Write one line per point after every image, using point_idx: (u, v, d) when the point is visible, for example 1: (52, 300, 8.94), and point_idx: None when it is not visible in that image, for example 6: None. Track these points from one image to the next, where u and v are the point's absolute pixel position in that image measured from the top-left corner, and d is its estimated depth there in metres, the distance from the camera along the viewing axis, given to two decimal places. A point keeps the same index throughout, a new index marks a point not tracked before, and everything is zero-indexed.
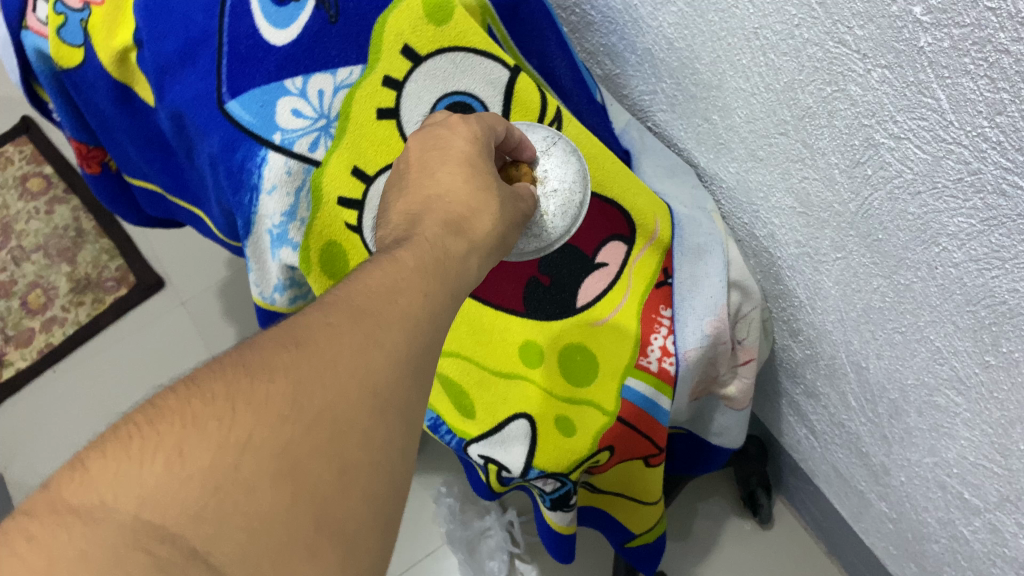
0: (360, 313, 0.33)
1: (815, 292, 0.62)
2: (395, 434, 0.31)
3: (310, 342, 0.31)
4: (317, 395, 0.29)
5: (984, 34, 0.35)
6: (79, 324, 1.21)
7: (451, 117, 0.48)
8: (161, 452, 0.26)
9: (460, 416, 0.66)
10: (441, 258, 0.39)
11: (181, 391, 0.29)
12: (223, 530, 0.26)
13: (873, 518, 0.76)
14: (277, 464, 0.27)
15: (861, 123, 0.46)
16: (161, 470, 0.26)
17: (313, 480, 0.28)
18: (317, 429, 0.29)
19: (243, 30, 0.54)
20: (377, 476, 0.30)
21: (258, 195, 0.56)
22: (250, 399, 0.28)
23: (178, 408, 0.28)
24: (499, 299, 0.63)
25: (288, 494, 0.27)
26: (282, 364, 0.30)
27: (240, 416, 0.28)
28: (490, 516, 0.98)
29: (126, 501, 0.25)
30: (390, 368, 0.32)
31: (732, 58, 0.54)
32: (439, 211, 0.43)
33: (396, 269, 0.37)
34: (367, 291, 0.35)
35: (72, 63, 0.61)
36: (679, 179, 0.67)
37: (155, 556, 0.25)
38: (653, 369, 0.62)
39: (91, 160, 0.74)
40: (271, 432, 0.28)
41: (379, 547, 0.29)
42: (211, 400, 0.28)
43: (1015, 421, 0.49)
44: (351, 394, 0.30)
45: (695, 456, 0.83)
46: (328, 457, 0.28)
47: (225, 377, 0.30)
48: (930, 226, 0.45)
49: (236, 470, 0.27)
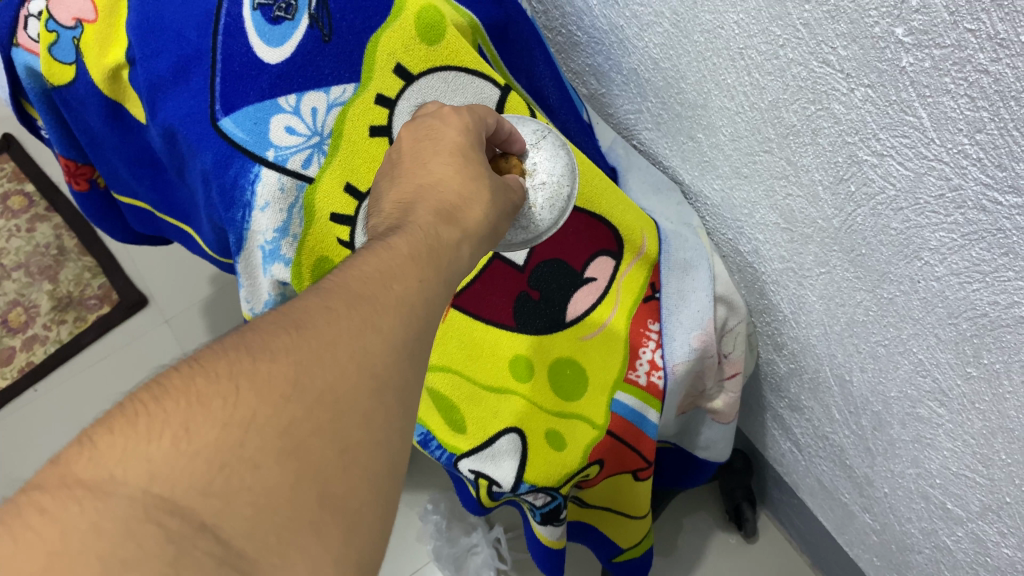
0: (358, 298, 0.34)
1: (798, 306, 0.63)
2: (393, 416, 0.32)
3: (309, 325, 0.32)
4: (317, 376, 0.30)
5: (964, 55, 0.37)
6: (60, 342, 1.20)
7: (443, 109, 0.50)
8: (167, 429, 0.27)
9: (450, 431, 0.64)
10: (434, 245, 0.40)
11: (184, 368, 0.30)
12: (232, 506, 0.27)
13: (856, 530, 0.77)
14: (282, 442, 0.28)
15: (844, 140, 0.47)
16: (168, 446, 0.27)
17: (317, 459, 0.29)
18: (319, 409, 0.30)
19: (238, 48, 0.55)
20: (377, 452, 0.31)
21: (250, 213, 0.57)
22: (252, 379, 0.29)
23: (182, 387, 0.29)
24: (489, 313, 0.64)
25: (291, 474, 0.28)
26: (282, 346, 0.31)
27: (243, 396, 0.29)
28: (477, 533, 0.97)
29: (134, 475, 0.26)
30: (388, 354, 0.33)
31: (717, 77, 0.55)
32: (432, 200, 0.44)
33: (391, 257, 0.37)
34: (363, 276, 0.35)
35: (64, 80, 0.61)
36: (664, 197, 0.68)
37: (166, 528, 0.25)
38: (642, 383, 0.64)
39: (79, 177, 0.74)
40: (274, 412, 0.29)
41: (380, 522, 0.30)
42: (215, 378, 0.29)
43: (996, 431, 0.50)
44: (350, 374, 0.31)
45: (681, 470, 0.84)
46: (329, 437, 0.29)
47: (227, 356, 0.30)
48: (912, 241, 0.47)
49: (241, 448, 0.28)
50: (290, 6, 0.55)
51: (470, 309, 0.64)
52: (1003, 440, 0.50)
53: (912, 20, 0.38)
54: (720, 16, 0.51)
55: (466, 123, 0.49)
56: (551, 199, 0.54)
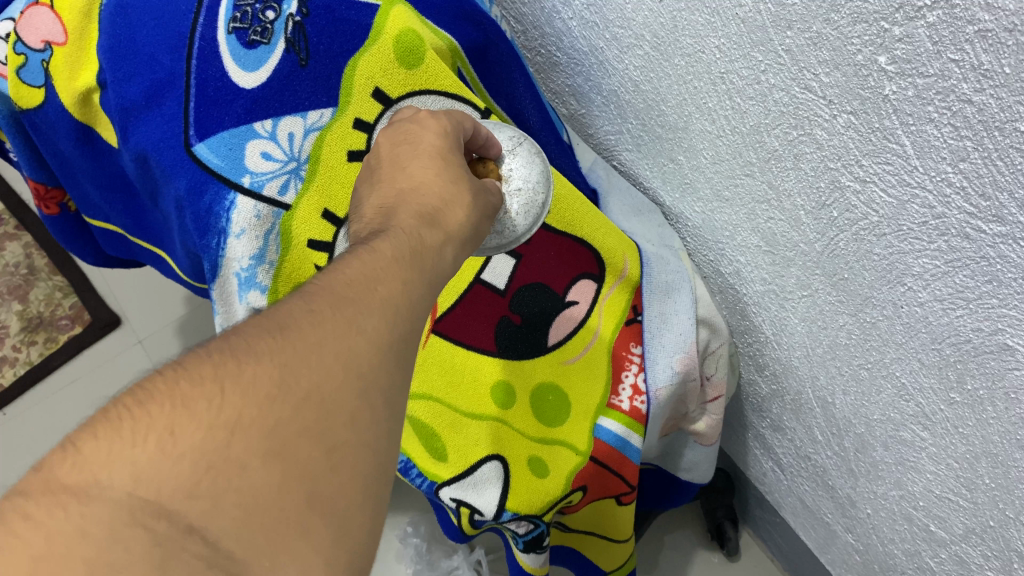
0: (339, 299, 0.33)
1: (780, 328, 0.62)
2: (381, 416, 0.31)
3: (294, 326, 0.31)
4: (304, 376, 0.29)
5: (947, 84, 0.36)
6: (30, 364, 1.17)
7: (420, 114, 0.49)
8: (152, 432, 0.26)
9: (430, 458, 0.63)
10: (418, 248, 0.39)
11: (168, 372, 0.28)
12: (218, 507, 0.26)
13: (839, 550, 0.77)
14: (267, 444, 0.27)
15: (827, 165, 0.47)
16: (153, 450, 0.26)
17: (304, 461, 0.28)
18: (307, 409, 0.28)
19: (213, 72, 0.54)
20: (365, 451, 0.30)
21: (226, 239, 0.56)
22: (238, 380, 0.28)
23: (167, 389, 0.27)
24: (470, 339, 0.63)
25: (279, 475, 0.27)
26: (267, 348, 0.29)
27: (228, 397, 0.27)
28: (457, 556, 0.95)
29: (119, 478, 0.25)
30: (374, 353, 0.32)
31: (698, 101, 0.55)
32: (414, 203, 0.43)
33: (374, 259, 0.36)
34: (347, 280, 0.34)
35: (33, 103, 0.60)
36: (645, 218, 0.67)
37: (153, 531, 0.24)
38: (625, 408, 0.63)
39: (49, 201, 0.72)
40: (261, 412, 0.28)
41: (368, 520, 0.29)
42: (199, 380, 0.28)
43: (979, 455, 0.49)
44: (337, 374, 0.30)
45: (664, 491, 0.83)
46: (317, 437, 0.28)
47: (212, 358, 0.29)
48: (895, 266, 0.47)
49: (227, 449, 0.27)
50: (266, 30, 0.54)
51: (453, 336, 0.63)
52: (987, 465, 0.49)
53: (896, 49, 0.38)
54: (701, 41, 0.51)
55: (444, 127, 0.48)
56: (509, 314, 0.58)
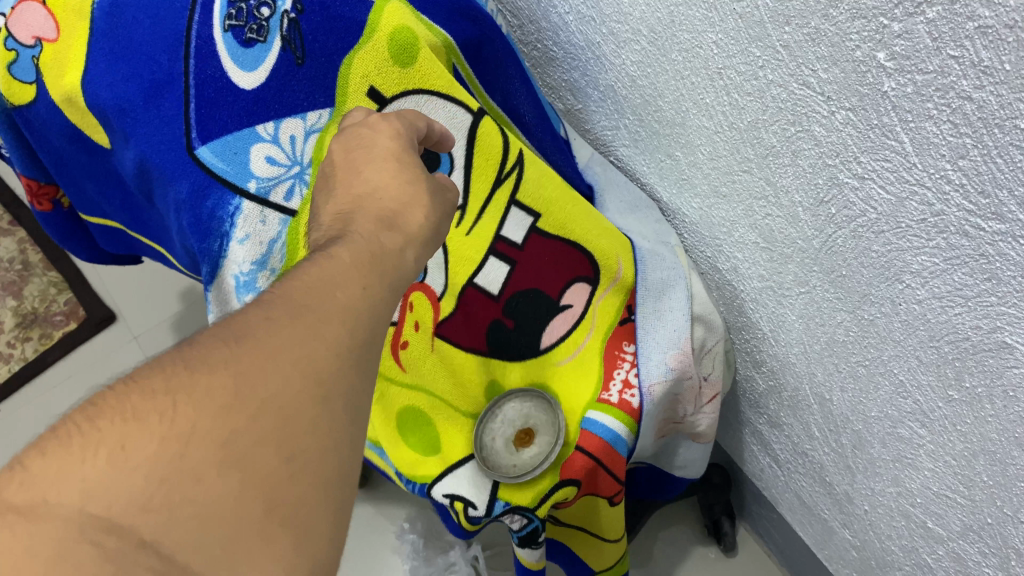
0: (299, 308, 0.32)
1: (778, 324, 0.62)
2: (341, 422, 0.30)
3: (250, 336, 0.30)
4: (261, 383, 0.29)
5: (947, 81, 0.36)
6: (25, 360, 1.17)
7: (371, 117, 0.47)
8: (102, 447, 0.26)
9: (419, 457, 0.63)
10: (376, 254, 0.38)
11: (119, 387, 0.28)
12: (174, 519, 0.26)
13: (836, 546, 0.76)
14: (223, 454, 0.27)
15: (825, 162, 0.47)
16: (103, 465, 0.25)
17: (261, 469, 0.28)
18: (264, 418, 0.28)
19: (211, 72, 0.53)
20: (326, 458, 0.29)
21: (228, 244, 0.56)
22: (191, 391, 0.28)
23: (118, 404, 0.27)
24: (463, 339, 0.63)
25: (236, 485, 0.27)
26: (221, 359, 0.29)
27: (181, 409, 0.27)
28: (455, 551, 0.94)
29: (68, 496, 0.25)
30: (334, 361, 0.31)
31: (696, 96, 0.55)
32: (371, 207, 0.41)
33: (331, 266, 0.35)
34: (305, 287, 0.33)
35: (25, 100, 0.59)
36: (641, 215, 0.67)
37: (104, 547, 0.24)
38: (614, 401, 0.61)
39: (42, 197, 0.71)
40: (215, 422, 0.27)
41: (331, 527, 0.29)
42: (151, 394, 0.27)
43: (978, 452, 0.49)
44: (294, 382, 0.29)
45: (656, 485, 0.82)
46: (275, 444, 0.28)
47: (164, 371, 0.28)
48: (893, 263, 0.46)
49: (181, 461, 0.26)
50: (262, 28, 0.54)
51: (453, 339, 0.63)
52: (985, 462, 0.49)
53: (895, 45, 0.38)
54: (699, 36, 0.50)
55: (398, 130, 0.47)
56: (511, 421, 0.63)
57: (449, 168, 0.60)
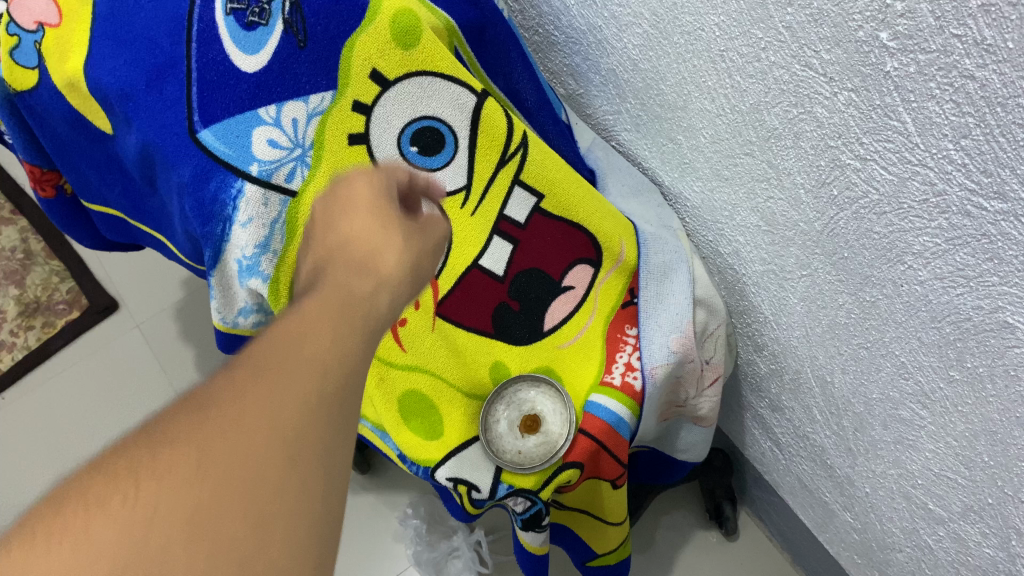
0: (263, 366, 0.31)
1: (779, 308, 0.62)
2: (314, 478, 0.29)
3: (211, 405, 0.29)
4: (221, 453, 0.28)
5: (950, 60, 0.36)
6: (28, 349, 1.17)
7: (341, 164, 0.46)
8: (61, 542, 0.25)
9: (420, 441, 0.63)
10: (348, 300, 0.36)
11: (82, 476, 0.27)
12: None
13: (837, 529, 0.76)
14: (187, 528, 0.26)
15: (827, 144, 0.47)
16: (63, 557, 0.25)
17: (229, 537, 0.26)
18: (228, 486, 0.27)
19: (214, 55, 0.54)
20: (299, 518, 0.28)
21: (231, 227, 0.56)
22: (151, 471, 0.27)
23: (80, 494, 0.26)
24: (467, 321, 0.63)
25: (203, 558, 0.26)
26: (181, 433, 0.28)
27: (142, 490, 0.26)
28: (457, 536, 0.95)
29: None
30: (302, 414, 0.30)
31: (698, 79, 0.55)
32: (341, 261, 0.40)
33: (299, 321, 0.34)
34: (271, 344, 0.32)
35: (27, 86, 0.59)
36: (644, 199, 0.67)
37: None
38: (617, 384, 0.61)
39: (45, 183, 0.71)
40: (178, 497, 0.26)
41: None
42: (112, 479, 0.27)
43: (979, 433, 0.49)
44: (258, 443, 0.28)
45: (658, 468, 0.83)
46: (243, 512, 0.27)
47: (128, 454, 0.28)
48: (895, 245, 0.46)
49: (144, 544, 0.25)
50: (263, 11, 0.54)
51: (454, 319, 0.63)
52: (986, 443, 0.49)
53: (897, 25, 0.38)
54: (701, 19, 0.51)
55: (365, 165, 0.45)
56: (516, 406, 0.63)
57: (453, 150, 0.60)
